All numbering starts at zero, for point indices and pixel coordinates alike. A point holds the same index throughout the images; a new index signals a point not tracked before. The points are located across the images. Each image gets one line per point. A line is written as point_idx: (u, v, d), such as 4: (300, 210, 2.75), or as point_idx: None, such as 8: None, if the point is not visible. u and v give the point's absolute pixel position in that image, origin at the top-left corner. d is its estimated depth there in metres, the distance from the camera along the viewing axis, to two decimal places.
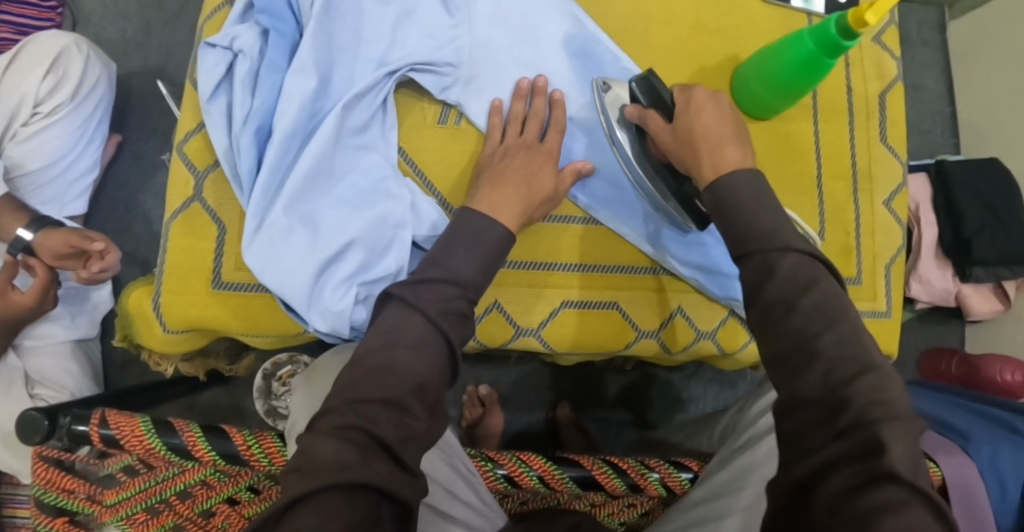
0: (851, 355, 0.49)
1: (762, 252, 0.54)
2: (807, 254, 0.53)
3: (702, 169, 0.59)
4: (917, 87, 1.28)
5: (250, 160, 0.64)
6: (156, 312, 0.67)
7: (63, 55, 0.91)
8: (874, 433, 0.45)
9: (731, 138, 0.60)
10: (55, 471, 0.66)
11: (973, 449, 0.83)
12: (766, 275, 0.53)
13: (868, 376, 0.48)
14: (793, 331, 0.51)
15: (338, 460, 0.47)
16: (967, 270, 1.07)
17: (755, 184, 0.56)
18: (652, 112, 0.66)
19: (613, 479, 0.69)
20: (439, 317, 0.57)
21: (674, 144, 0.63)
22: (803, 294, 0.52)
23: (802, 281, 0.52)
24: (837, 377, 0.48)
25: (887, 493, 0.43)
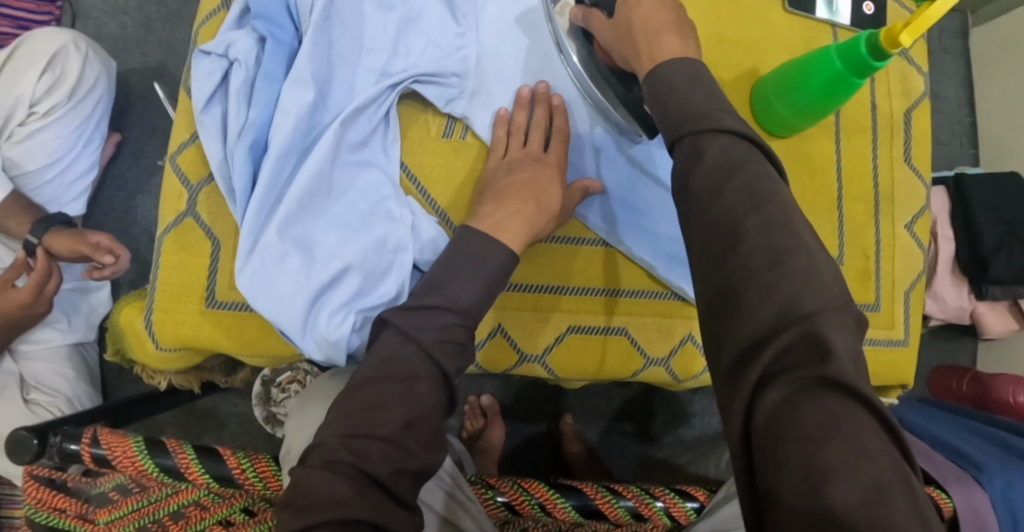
0: (777, 232, 0.42)
1: (693, 135, 0.47)
2: (737, 136, 0.46)
3: (642, 62, 0.54)
4: (936, 97, 1.25)
5: (243, 176, 0.62)
6: (149, 331, 0.65)
7: (60, 53, 0.89)
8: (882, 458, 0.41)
9: (673, 27, 0.54)
10: (46, 490, 0.65)
11: (985, 479, 0.81)
12: (694, 159, 0.46)
13: (796, 258, 0.41)
14: (713, 216, 0.44)
15: (333, 498, 0.46)
16: (984, 288, 1.05)
17: (694, 71, 0.50)
18: (595, 10, 0.62)
19: (616, 507, 0.67)
20: (420, 333, 0.55)
21: (614, 38, 0.58)
22: (729, 178, 0.44)
23: (731, 163, 0.45)
24: (754, 264, 0.41)
25: (826, 407, 0.37)
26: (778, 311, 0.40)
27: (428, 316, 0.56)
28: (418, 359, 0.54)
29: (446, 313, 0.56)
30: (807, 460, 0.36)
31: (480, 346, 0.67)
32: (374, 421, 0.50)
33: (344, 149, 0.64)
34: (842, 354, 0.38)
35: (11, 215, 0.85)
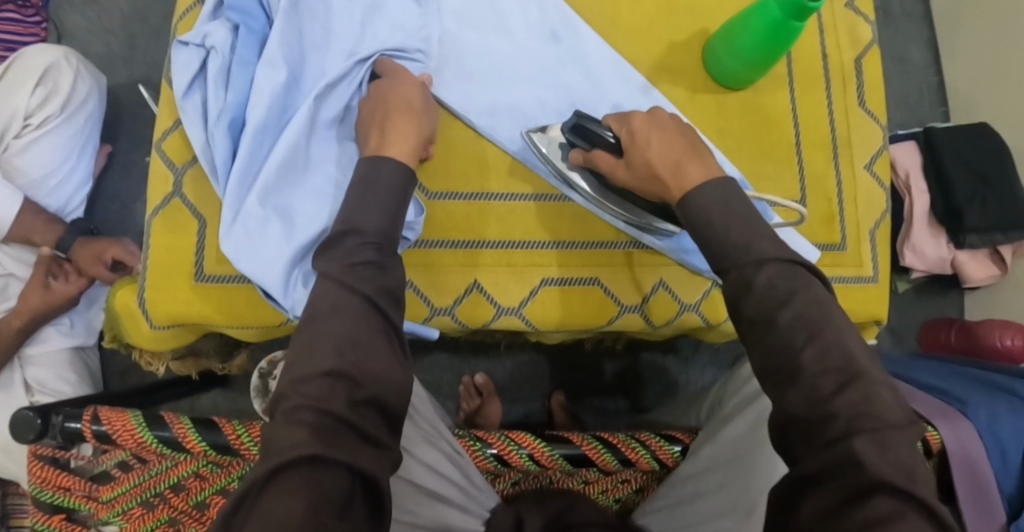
0: (835, 357, 0.46)
1: (738, 267, 0.50)
2: (784, 261, 0.50)
3: (671, 193, 0.56)
4: (903, 59, 1.27)
5: (223, 153, 0.65)
6: (141, 309, 0.68)
7: (52, 68, 0.93)
8: (854, 452, 0.43)
9: (691, 155, 0.57)
10: (50, 469, 0.68)
11: (970, 412, 0.82)
12: (744, 290, 0.49)
13: (858, 384, 0.45)
14: (778, 344, 0.48)
15: (290, 441, 0.47)
16: (962, 237, 1.06)
17: (726, 193, 0.53)
18: (596, 150, 0.63)
19: (603, 453, 0.69)
20: (349, 276, 0.54)
21: (633, 180, 0.60)
22: (783, 307, 0.48)
23: (782, 293, 0.48)
24: (824, 390, 0.45)
25: (879, 506, 0.41)
26: (843, 432, 0.44)
27: (348, 249, 0.55)
28: (387, 318, 0.54)
29: (355, 235, 0.56)
30: None
31: (457, 303, 0.69)
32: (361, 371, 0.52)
33: (320, 124, 0.67)
34: (878, 459, 0.42)
35: (36, 228, 0.92)
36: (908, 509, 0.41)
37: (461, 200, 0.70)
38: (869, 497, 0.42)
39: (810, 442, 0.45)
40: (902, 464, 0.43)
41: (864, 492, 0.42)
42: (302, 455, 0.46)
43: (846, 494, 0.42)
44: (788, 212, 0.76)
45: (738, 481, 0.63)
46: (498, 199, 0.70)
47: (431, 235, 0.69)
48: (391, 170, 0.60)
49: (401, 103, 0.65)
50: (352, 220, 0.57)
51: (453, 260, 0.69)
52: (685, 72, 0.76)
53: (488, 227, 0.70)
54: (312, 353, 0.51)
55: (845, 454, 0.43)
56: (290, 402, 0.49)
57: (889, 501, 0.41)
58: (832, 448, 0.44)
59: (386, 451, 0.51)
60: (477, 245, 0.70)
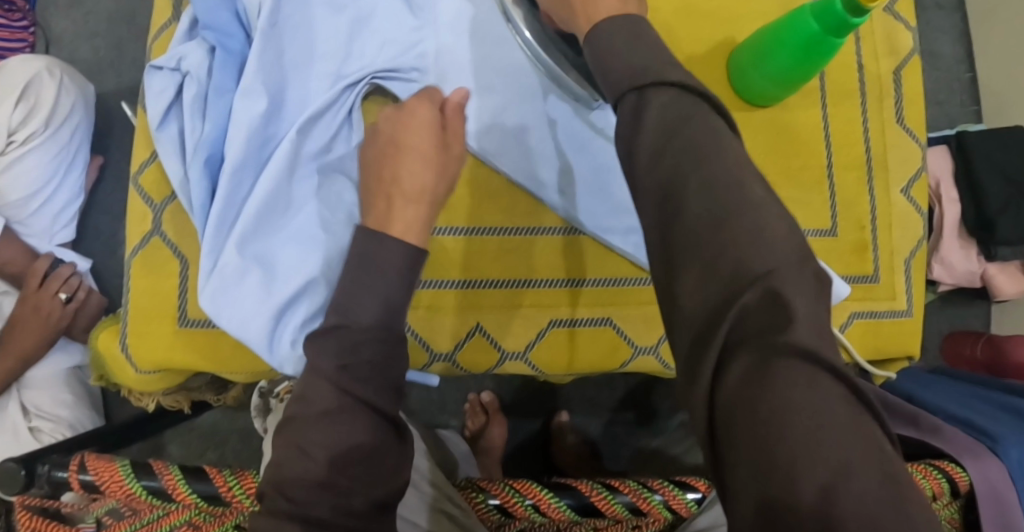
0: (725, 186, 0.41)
1: (636, 93, 0.45)
2: (683, 89, 0.45)
3: (581, 22, 0.53)
4: (933, 54, 1.20)
5: (201, 192, 0.61)
6: (126, 355, 0.64)
7: (33, 82, 0.88)
8: (769, 299, 0.36)
9: None
10: (38, 518, 0.65)
11: (1001, 451, 0.78)
12: (633, 122, 0.44)
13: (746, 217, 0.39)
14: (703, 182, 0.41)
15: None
16: (993, 249, 1.01)
17: (634, 28, 0.49)
18: None
19: (613, 502, 0.65)
20: (342, 372, 0.47)
21: (552, 2, 0.57)
22: (678, 137, 0.43)
23: (675, 122, 0.43)
24: (712, 211, 0.40)
25: (792, 382, 0.35)
26: (730, 277, 0.38)
27: (342, 341, 0.48)
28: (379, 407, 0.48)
29: (346, 325, 0.49)
30: (782, 444, 0.33)
31: (459, 347, 0.65)
32: None
33: (305, 157, 0.63)
34: (796, 317, 0.36)
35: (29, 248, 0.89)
36: (818, 378, 0.35)
37: (463, 236, 0.65)
38: (777, 366, 0.35)
39: (716, 291, 0.38)
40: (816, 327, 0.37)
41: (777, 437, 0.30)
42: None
43: (757, 359, 0.35)
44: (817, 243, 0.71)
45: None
46: (496, 235, 0.65)
47: (432, 274, 0.64)
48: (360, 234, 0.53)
49: (390, 148, 0.58)
50: (343, 306, 0.49)
51: (457, 301, 0.65)
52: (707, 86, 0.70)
53: (498, 266, 0.65)
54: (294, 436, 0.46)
55: (760, 304, 0.37)
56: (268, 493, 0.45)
57: (803, 375, 0.35)
58: (731, 304, 0.37)
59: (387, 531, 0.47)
60: (479, 285, 0.65)
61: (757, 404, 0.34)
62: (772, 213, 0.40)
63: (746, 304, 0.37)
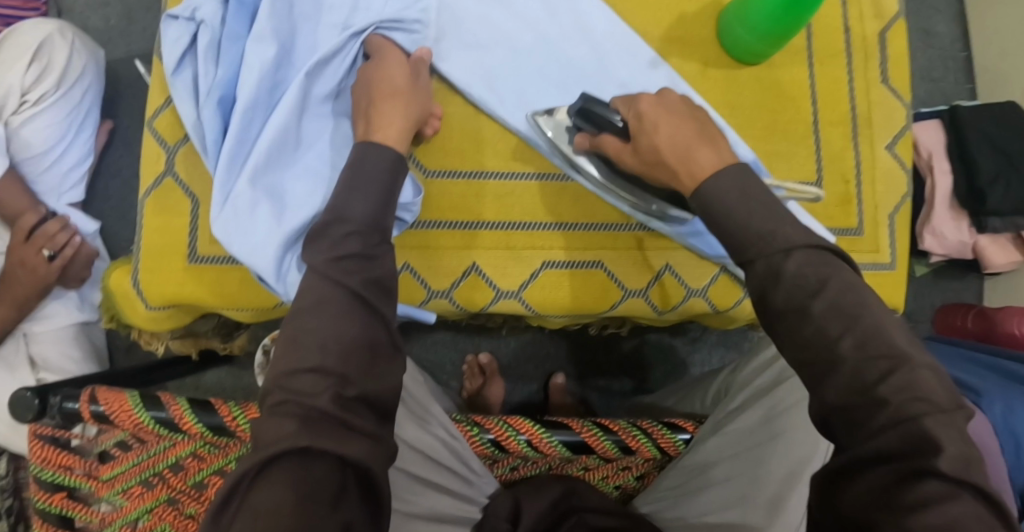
0: (875, 345, 0.44)
1: (766, 256, 0.47)
2: (813, 248, 0.47)
3: (681, 180, 0.53)
4: (929, 33, 1.22)
5: (214, 132, 0.64)
6: (136, 289, 0.67)
7: (45, 44, 0.91)
8: (921, 430, 0.41)
9: (701, 141, 0.53)
10: (51, 449, 0.68)
11: (985, 404, 0.80)
12: (772, 281, 0.46)
13: (900, 372, 0.42)
14: (807, 340, 0.45)
15: (279, 434, 0.47)
16: (984, 221, 1.02)
17: (743, 178, 0.50)
18: (602, 135, 0.60)
19: (603, 440, 0.67)
20: (334, 268, 0.52)
21: (641, 166, 0.57)
22: (815, 296, 0.45)
23: (812, 282, 0.45)
24: (866, 377, 0.43)
25: (931, 487, 0.40)
26: (893, 417, 0.42)
27: (332, 238, 0.54)
28: (374, 308, 0.52)
29: (339, 225, 0.54)
30: None
31: (455, 286, 0.68)
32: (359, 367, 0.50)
33: (313, 101, 0.65)
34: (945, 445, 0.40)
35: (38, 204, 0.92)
36: (957, 490, 0.40)
37: (461, 179, 0.68)
38: (921, 479, 0.40)
39: (848, 387, 0.43)
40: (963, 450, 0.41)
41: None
42: (287, 447, 0.46)
43: (898, 475, 0.41)
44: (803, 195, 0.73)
45: (746, 474, 0.66)
46: (491, 178, 0.68)
47: (431, 215, 0.67)
48: (382, 158, 0.58)
49: (387, 88, 0.62)
50: (338, 208, 0.55)
51: (454, 242, 0.68)
52: (695, 45, 0.73)
53: (495, 208, 0.68)
54: (297, 349, 0.50)
55: (904, 437, 0.41)
56: (275, 398, 0.49)
57: (938, 486, 0.40)
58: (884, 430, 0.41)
59: (381, 440, 0.50)
60: (475, 226, 0.68)
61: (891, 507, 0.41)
62: (920, 364, 0.43)
63: (887, 440, 0.41)
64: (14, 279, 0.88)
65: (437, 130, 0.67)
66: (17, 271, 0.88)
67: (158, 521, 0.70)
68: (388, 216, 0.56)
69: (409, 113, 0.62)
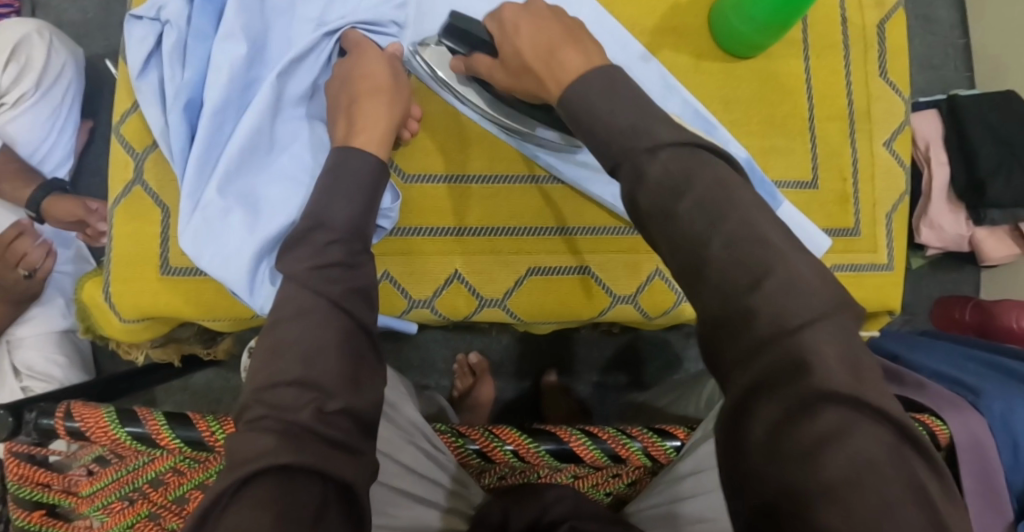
0: (745, 240, 0.40)
1: (631, 158, 0.44)
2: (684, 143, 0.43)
3: (549, 88, 0.50)
4: (928, 19, 1.19)
5: (181, 137, 0.61)
6: (108, 302, 0.65)
7: (24, 42, 0.88)
8: (806, 351, 0.37)
9: (567, 44, 0.50)
10: (27, 466, 0.66)
11: (982, 405, 0.79)
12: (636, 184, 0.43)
13: (774, 274, 0.39)
14: (677, 237, 0.41)
15: (256, 450, 0.45)
16: (983, 213, 1.00)
17: (606, 76, 0.47)
18: (473, 54, 0.57)
19: (592, 449, 0.66)
20: (315, 277, 0.51)
21: (508, 79, 0.54)
22: (680, 197, 0.42)
23: (676, 178, 0.42)
24: (736, 283, 0.39)
25: (829, 420, 0.36)
26: (772, 333, 0.38)
27: (315, 246, 0.52)
28: (355, 319, 0.51)
29: (322, 231, 0.52)
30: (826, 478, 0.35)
31: (437, 294, 0.66)
32: (340, 382, 0.48)
33: (286, 103, 0.63)
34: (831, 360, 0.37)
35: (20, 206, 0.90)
36: (858, 420, 0.36)
37: (442, 183, 0.66)
38: (818, 411, 0.36)
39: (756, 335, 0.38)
40: (850, 358, 0.38)
41: (808, 403, 0.36)
42: (268, 465, 0.44)
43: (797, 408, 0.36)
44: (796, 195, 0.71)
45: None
46: (473, 182, 0.66)
47: (412, 220, 0.65)
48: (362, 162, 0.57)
49: (367, 85, 0.60)
50: (319, 212, 0.54)
51: (436, 248, 0.66)
52: (688, 36, 0.71)
53: (479, 213, 0.66)
54: (274, 362, 0.48)
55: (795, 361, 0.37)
56: (253, 412, 0.47)
57: (838, 414, 0.36)
58: (779, 360, 0.37)
59: (364, 459, 0.48)
60: (457, 232, 0.66)
61: (792, 447, 0.36)
62: (798, 270, 0.39)
63: (780, 362, 0.37)
64: (3, 285, 0.87)
65: (416, 133, 0.64)
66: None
67: None
68: (369, 220, 0.55)
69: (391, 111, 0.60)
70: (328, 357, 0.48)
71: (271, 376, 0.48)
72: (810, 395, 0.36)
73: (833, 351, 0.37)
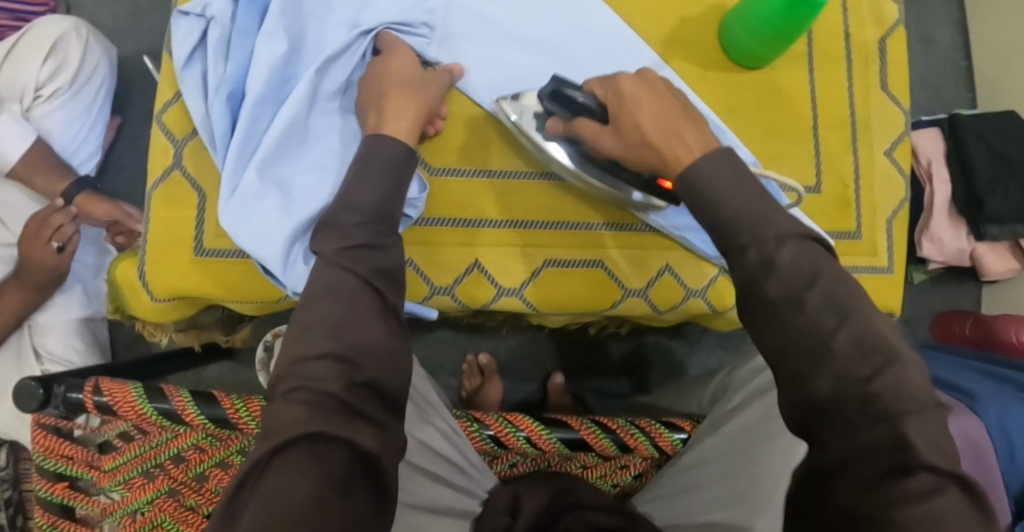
0: (872, 340, 0.44)
1: (750, 244, 0.47)
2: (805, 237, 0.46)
3: (668, 167, 0.52)
4: (930, 41, 1.23)
5: (222, 125, 0.65)
6: (142, 282, 0.68)
7: (62, 39, 0.92)
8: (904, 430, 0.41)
9: (686, 123, 0.53)
10: (53, 438, 0.68)
11: (980, 409, 0.81)
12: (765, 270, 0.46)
13: (895, 367, 0.43)
14: (801, 330, 0.44)
15: (291, 420, 0.47)
16: (983, 228, 1.03)
17: (727, 159, 0.50)
18: (578, 119, 0.59)
19: (601, 437, 0.69)
20: (342, 257, 0.53)
21: (623, 148, 0.56)
22: (809, 288, 0.44)
23: (806, 273, 0.45)
24: (858, 373, 0.43)
25: (916, 482, 0.40)
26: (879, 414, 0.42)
27: (341, 229, 0.55)
28: (382, 298, 0.54)
29: (348, 213, 0.55)
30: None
31: (457, 282, 0.69)
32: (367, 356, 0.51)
33: (321, 98, 0.66)
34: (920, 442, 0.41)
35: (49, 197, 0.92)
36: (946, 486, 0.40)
37: (465, 177, 0.69)
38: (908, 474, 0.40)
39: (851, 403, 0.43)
40: (939, 441, 0.41)
41: (905, 468, 0.40)
42: (300, 433, 0.46)
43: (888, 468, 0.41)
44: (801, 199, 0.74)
45: (740, 474, 0.64)
46: (495, 176, 0.69)
47: (433, 212, 0.68)
48: (390, 153, 0.59)
49: (397, 80, 0.63)
50: (346, 197, 0.56)
51: (457, 238, 0.69)
52: (695, 49, 0.74)
53: (497, 206, 0.69)
54: (307, 336, 0.51)
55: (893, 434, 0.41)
56: (287, 384, 0.49)
57: (927, 478, 0.40)
58: (876, 434, 0.42)
59: (388, 431, 0.50)
60: (476, 224, 0.69)
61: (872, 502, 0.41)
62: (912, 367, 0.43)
63: (878, 433, 0.42)
64: (30, 270, 0.88)
65: (441, 130, 0.67)
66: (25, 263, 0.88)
67: (158, 512, 0.69)
68: (394, 206, 0.57)
69: (417, 108, 0.62)
70: (357, 333, 0.51)
71: (301, 350, 0.50)
72: (905, 463, 0.40)
73: (926, 433, 0.41)
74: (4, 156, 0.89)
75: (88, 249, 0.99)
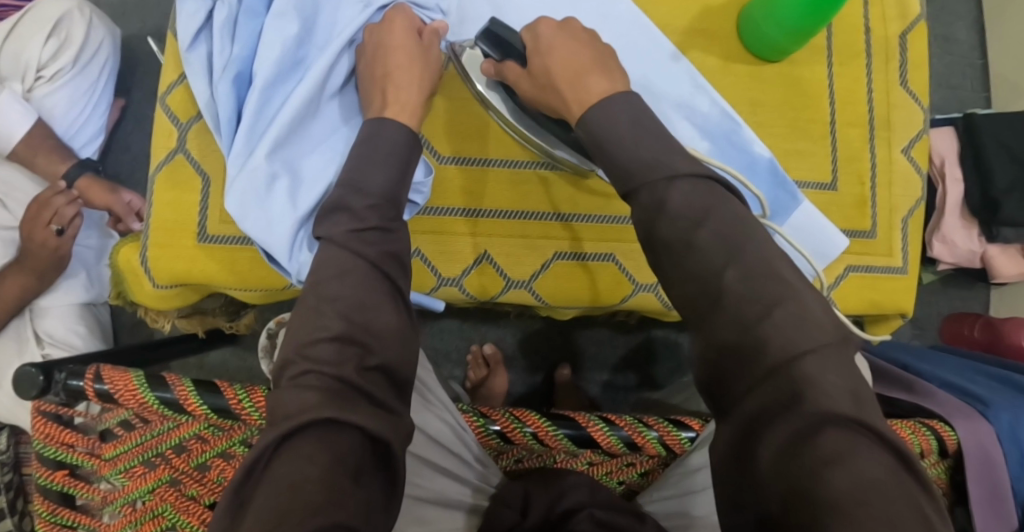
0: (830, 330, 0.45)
1: (649, 186, 0.50)
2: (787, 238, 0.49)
3: (571, 107, 0.55)
4: (947, 39, 1.21)
5: (228, 108, 0.64)
6: (145, 268, 0.67)
7: (65, 18, 0.90)
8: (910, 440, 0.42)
9: (593, 67, 0.55)
10: (54, 426, 0.67)
11: (991, 414, 0.80)
12: (656, 211, 0.49)
13: (785, 308, 0.44)
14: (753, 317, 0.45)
15: (300, 406, 0.46)
16: (995, 231, 1.02)
17: (631, 106, 0.53)
18: (506, 61, 0.60)
19: (609, 435, 0.68)
20: (352, 241, 0.53)
21: (536, 91, 0.58)
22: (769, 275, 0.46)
23: (697, 211, 0.48)
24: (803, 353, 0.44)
25: (828, 443, 0.40)
26: (795, 376, 0.42)
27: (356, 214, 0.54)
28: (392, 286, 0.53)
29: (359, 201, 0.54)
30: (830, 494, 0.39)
31: (465, 274, 0.68)
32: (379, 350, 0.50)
33: (331, 82, 0.65)
34: (824, 392, 0.42)
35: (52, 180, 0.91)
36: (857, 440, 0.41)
37: (475, 166, 0.67)
38: (819, 432, 0.41)
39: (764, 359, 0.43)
40: (848, 389, 0.42)
41: (812, 428, 0.41)
42: (312, 419, 0.46)
43: (798, 428, 0.41)
44: (816, 196, 0.73)
45: None
46: (492, 165, 0.67)
47: (442, 201, 0.67)
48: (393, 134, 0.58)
49: (402, 58, 0.61)
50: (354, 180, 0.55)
51: (464, 228, 0.67)
52: (715, 40, 0.72)
53: (507, 196, 0.67)
54: (317, 318, 0.50)
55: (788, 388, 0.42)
56: (295, 369, 0.49)
57: (836, 437, 0.40)
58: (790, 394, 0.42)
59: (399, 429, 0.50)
60: (486, 215, 0.68)
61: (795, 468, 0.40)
62: (809, 301, 0.45)
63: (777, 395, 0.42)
64: (30, 253, 0.86)
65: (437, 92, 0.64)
66: (25, 247, 0.86)
67: (159, 501, 0.68)
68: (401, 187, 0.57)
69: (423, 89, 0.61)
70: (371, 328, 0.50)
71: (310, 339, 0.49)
72: (810, 426, 0.41)
73: (830, 383, 0.42)
74: (5, 137, 0.88)
75: (90, 233, 0.98)
